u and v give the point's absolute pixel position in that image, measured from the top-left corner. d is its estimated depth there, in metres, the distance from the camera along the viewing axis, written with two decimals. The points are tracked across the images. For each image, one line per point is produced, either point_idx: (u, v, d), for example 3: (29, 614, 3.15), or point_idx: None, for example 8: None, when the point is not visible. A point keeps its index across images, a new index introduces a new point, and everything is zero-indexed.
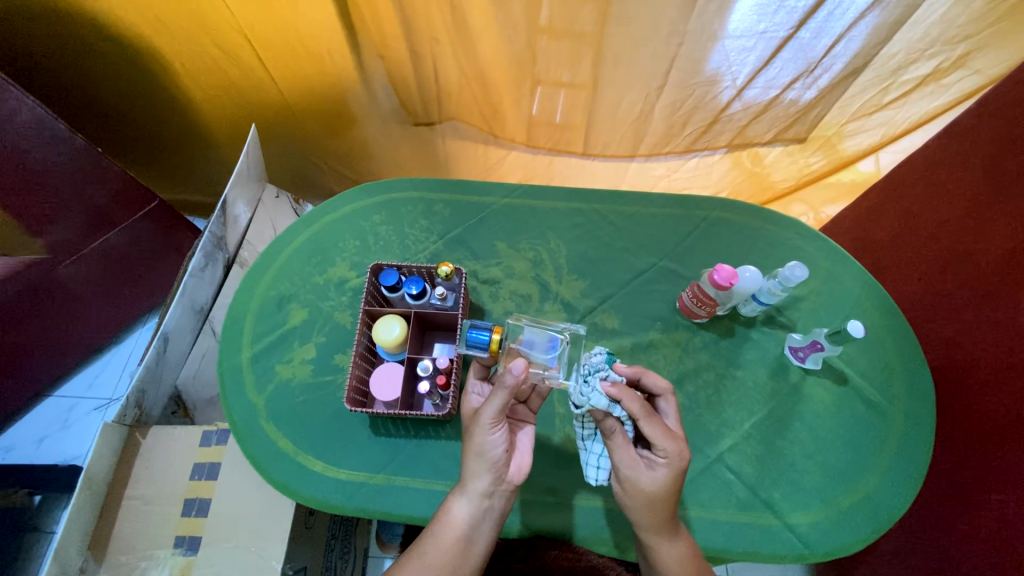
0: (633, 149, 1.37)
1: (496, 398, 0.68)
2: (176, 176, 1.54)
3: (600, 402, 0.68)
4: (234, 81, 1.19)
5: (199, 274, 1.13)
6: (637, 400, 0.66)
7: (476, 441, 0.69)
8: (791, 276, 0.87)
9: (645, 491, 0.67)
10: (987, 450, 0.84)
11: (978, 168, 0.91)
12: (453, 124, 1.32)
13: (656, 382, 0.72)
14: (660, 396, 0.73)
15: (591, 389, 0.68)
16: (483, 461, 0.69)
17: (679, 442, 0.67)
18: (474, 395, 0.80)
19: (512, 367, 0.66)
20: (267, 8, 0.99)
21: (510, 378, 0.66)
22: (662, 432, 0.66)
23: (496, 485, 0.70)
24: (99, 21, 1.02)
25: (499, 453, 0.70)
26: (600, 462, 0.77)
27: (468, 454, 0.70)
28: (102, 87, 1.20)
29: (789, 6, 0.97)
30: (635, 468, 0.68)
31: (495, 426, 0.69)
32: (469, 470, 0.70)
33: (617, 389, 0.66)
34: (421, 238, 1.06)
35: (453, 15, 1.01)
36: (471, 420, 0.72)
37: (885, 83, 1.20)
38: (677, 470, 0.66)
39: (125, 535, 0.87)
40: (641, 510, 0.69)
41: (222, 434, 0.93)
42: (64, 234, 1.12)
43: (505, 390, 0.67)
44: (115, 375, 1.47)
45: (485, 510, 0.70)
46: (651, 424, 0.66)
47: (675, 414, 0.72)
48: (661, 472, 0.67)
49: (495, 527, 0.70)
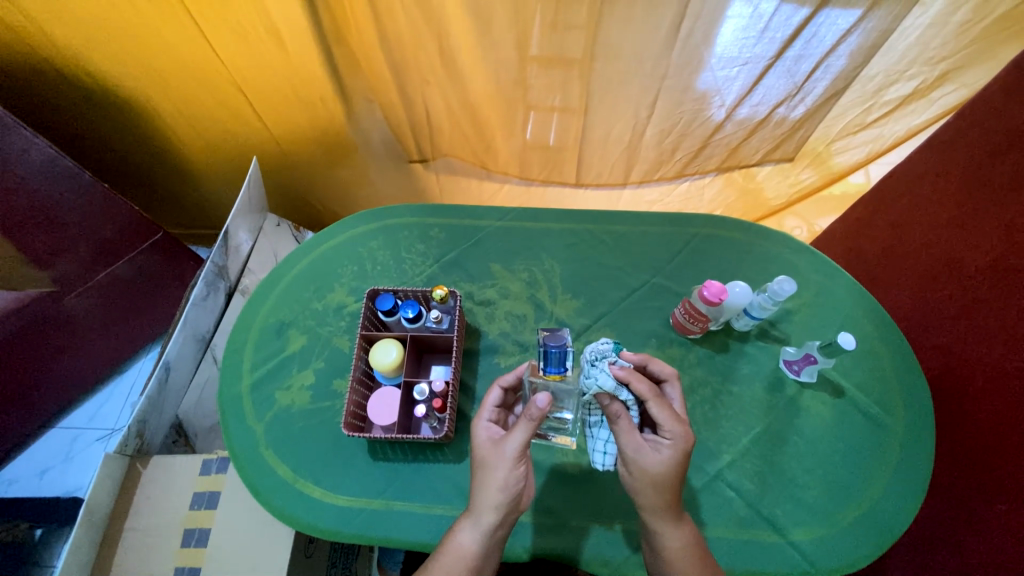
0: (625, 176, 1.40)
1: (521, 430, 0.68)
2: (178, 210, 1.58)
3: (607, 384, 0.68)
4: (230, 128, 1.23)
5: (200, 303, 1.15)
6: (644, 381, 0.68)
7: (501, 477, 0.68)
8: (780, 290, 0.88)
9: (650, 473, 0.68)
10: (987, 460, 0.83)
11: (962, 180, 0.93)
12: (447, 160, 1.36)
13: (661, 369, 0.77)
14: (666, 381, 0.76)
15: (600, 371, 0.69)
16: (506, 496, 0.68)
17: (683, 424, 0.69)
18: (486, 421, 0.75)
19: (537, 401, 0.65)
20: (260, 58, 1.03)
21: (534, 411, 0.65)
22: (668, 413, 0.68)
23: (506, 517, 0.70)
24: (102, 74, 1.06)
25: (517, 488, 0.69)
26: (607, 447, 0.78)
27: (489, 490, 0.68)
28: (107, 129, 1.24)
29: (770, 35, 1.00)
30: (641, 450, 0.68)
31: (518, 462, 0.69)
32: (489, 507, 0.68)
33: (625, 370, 0.68)
34: (417, 262, 1.08)
35: (443, 55, 1.05)
36: (491, 455, 0.70)
37: (868, 102, 1.22)
38: (682, 450, 0.68)
39: (125, 567, 0.87)
40: (647, 491, 0.69)
41: (222, 462, 0.94)
42: (69, 266, 1.15)
43: (531, 421, 0.67)
44: (117, 406, 1.48)
45: (494, 540, 0.69)
46: (659, 405, 0.68)
47: (681, 399, 0.75)
48: (666, 452, 0.68)
49: (497, 552, 0.71)
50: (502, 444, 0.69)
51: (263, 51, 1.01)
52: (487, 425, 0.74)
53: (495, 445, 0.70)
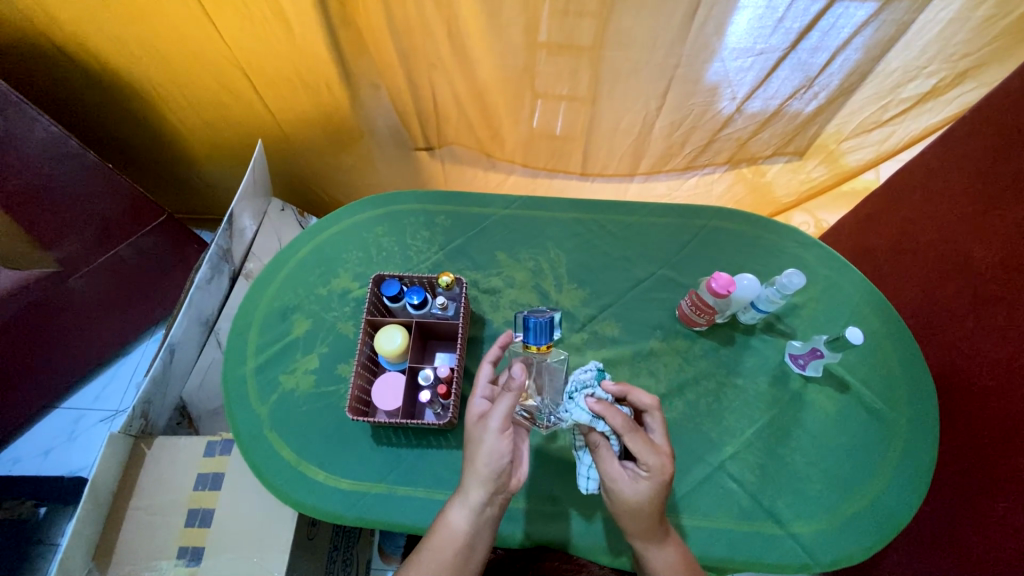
0: (633, 168, 1.39)
1: (504, 401, 0.69)
2: (183, 194, 1.57)
3: (582, 417, 0.68)
4: (234, 111, 1.22)
5: (205, 286, 1.15)
6: (619, 415, 0.66)
7: (485, 450, 0.67)
8: (789, 283, 0.87)
9: (628, 502, 0.67)
10: (992, 457, 0.83)
11: (976, 177, 0.92)
12: (453, 148, 1.34)
13: (642, 398, 0.71)
14: (647, 411, 0.71)
15: (575, 405, 0.69)
16: (491, 471, 0.67)
17: (661, 457, 0.66)
18: (479, 396, 0.74)
19: (513, 371, 0.71)
20: (266, 40, 1.01)
21: (512, 382, 0.71)
22: (645, 446, 0.66)
23: (495, 494, 0.69)
24: (105, 56, 1.06)
25: (504, 464, 0.68)
26: (589, 472, 0.75)
27: (475, 465, 0.68)
28: (109, 110, 1.23)
29: (786, 26, 0.98)
30: (619, 480, 0.67)
31: (503, 434, 0.68)
32: (476, 482, 0.68)
33: (600, 405, 0.66)
34: (423, 249, 1.08)
35: (452, 40, 1.03)
36: (478, 429, 0.70)
37: (884, 99, 1.20)
38: (660, 483, 0.66)
39: (130, 545, 0.87)
40: (627, 519, 0.68)
41: (226, 444, 0.94)
42: (74, 247, 1.15)
43: (512, 393, 0.70)
44: (122, 387, 1.48)
45: (484, 518, 0.69)
46: (634, 438, 0.66)
47: (663, 430, 0.70)
48: (644, 484, 0.66)
49: (490, 530, 0.70)
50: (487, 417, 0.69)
51: (270, 33, 1.00)
52: (480, 399, 0.73)
53: (482, 419, 0.70)
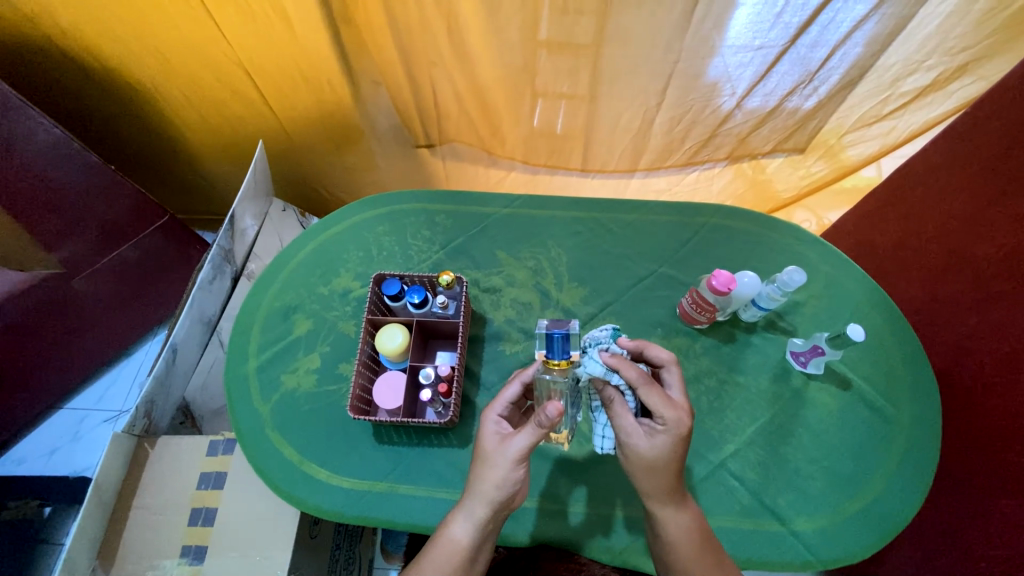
0: (633, 165, 1.39)
1: (528, 435, 0.67)
2: (187, 195, 1.58)
3: (596, 370, 0.69)
4: (237, 111, 1.23)
5: (207, 287, 1.16)
6: (634, 368, 0.67)
7: (499, 475, 0.68)
8: (790, 280, 0.88)
9: (645, 458, 0.67)
10: (995, 453, 0.83)
11: (978, 171, 0.91)
12: (453, 146, 1.35)
13: (658, 354, 0.73)
14: (663, 367, 0.72)
15: (590, 357, 0.70)
16: (501, 494, 0.68)
17: (678, 411, 0.66)
18: (496, 415, 0.73)
19: (547, 411, 0.63)
20: (267, 40, 1.02)
21: (544, 420, 0.64)
22: (660, 398, 0.66)
23: (497, 513, 0.70)
24: (107, 57, 1.06)
25: (512, 490, 0.69)
26: (605, 431, 0.76)
27: (485, 485, 0.68)
28: (112, 112, 1.23)
29: (785, 21, 0.98)
30: (634, 435, 0.67)
31: (519, 464, 0.68)
32: (484, 500, 0.68)
33: (615, 358, 0.68)
34: (424, 248, 1.08)
35: (451, 37, 1.03)
36: (495, 450, 0.69)
37: (884, 93, 1.19)
38: (677, 437, 0.66)
39: (134, 544, 0.88)
40: (644, 476, 0.68)
41: (228, 444, 0.94)
42: (77, 248, 1.16)
43: (541, 429, 0.66)
44: (125, 387, 1.49)
45: (485, 534, 0.70)
46: (650, 391, 0.66)
47: (679, 386, 0.70)
48: (660, 439, 0.66)
49: (488, 544, 0.71)
50: (507, 444, 0.68)
51: (271, 33, 1.00)
52: (497, 419, 0.72)
53: (501, 443, 0.69)
